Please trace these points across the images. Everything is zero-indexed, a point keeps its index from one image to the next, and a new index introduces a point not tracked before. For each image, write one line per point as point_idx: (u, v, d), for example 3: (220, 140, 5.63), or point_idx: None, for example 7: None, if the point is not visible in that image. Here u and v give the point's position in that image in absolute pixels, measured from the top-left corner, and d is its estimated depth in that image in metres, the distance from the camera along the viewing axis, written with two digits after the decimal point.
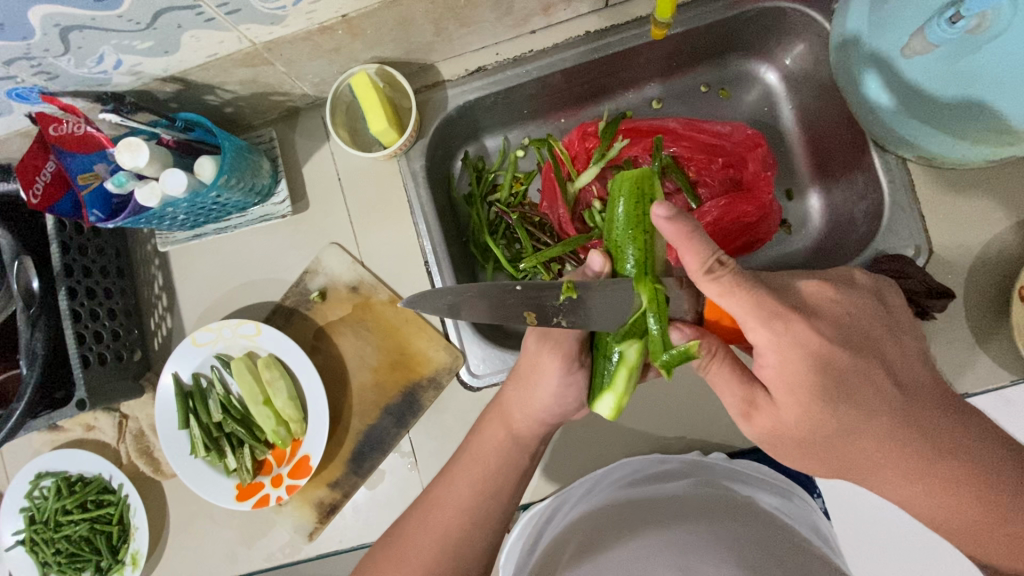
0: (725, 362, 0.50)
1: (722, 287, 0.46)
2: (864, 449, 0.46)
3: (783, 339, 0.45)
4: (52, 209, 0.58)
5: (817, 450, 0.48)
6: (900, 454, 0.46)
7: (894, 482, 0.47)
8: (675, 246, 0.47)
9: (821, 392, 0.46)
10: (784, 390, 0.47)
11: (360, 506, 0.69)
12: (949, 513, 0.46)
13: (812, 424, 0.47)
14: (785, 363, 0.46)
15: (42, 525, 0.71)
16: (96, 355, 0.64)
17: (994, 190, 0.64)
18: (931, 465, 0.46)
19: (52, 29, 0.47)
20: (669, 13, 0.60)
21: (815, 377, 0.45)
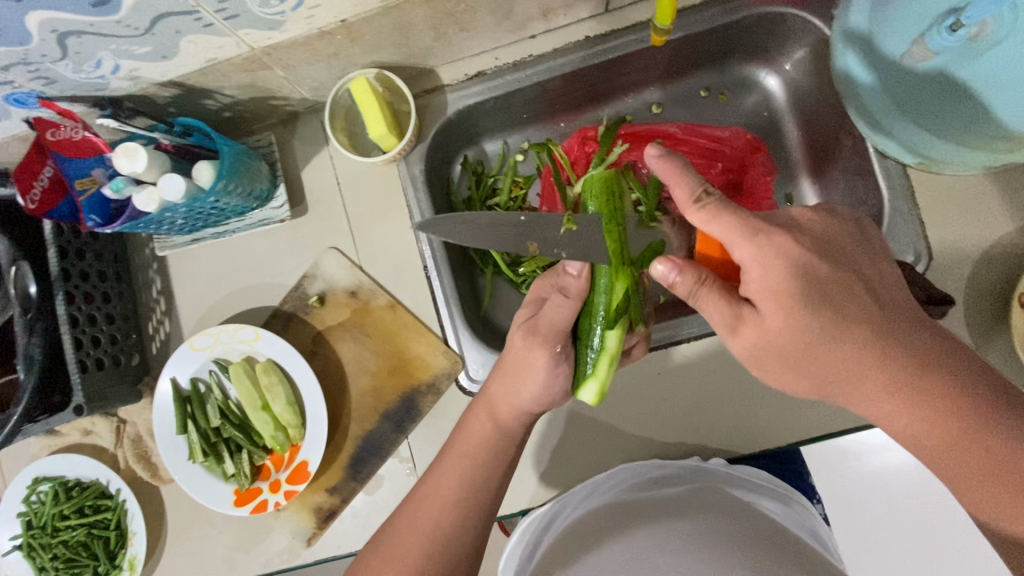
0: (713, 286, 0.48)
1: (709, 213, 0.46)
2: (843, 360, 0.44)
3: (766, 252, 0.45)
4: (50, 214, 0.57)
5: (796, 361, 0.46)
6: (882, 373, 0.43)
7: (874, 401, 0.44)
8: (668, 180, 0.50)
9: (801, 299, 0.44)
10: (768, 298, 0.45)
11: (359, 511, 0.69)
12: (933, 446, 0.42)
13: (795, 333, 0.45)
14: (767, 272, 0.45)
15: (39, 530, 0.70)
16: (93, 360, 0.64)
17: (996, 195, 0.64)
18: (914, 384, 0.42)
19: (50, 35, 0.47)
20: (668, 20, 0.59)
21: (794, 283, 0.44)
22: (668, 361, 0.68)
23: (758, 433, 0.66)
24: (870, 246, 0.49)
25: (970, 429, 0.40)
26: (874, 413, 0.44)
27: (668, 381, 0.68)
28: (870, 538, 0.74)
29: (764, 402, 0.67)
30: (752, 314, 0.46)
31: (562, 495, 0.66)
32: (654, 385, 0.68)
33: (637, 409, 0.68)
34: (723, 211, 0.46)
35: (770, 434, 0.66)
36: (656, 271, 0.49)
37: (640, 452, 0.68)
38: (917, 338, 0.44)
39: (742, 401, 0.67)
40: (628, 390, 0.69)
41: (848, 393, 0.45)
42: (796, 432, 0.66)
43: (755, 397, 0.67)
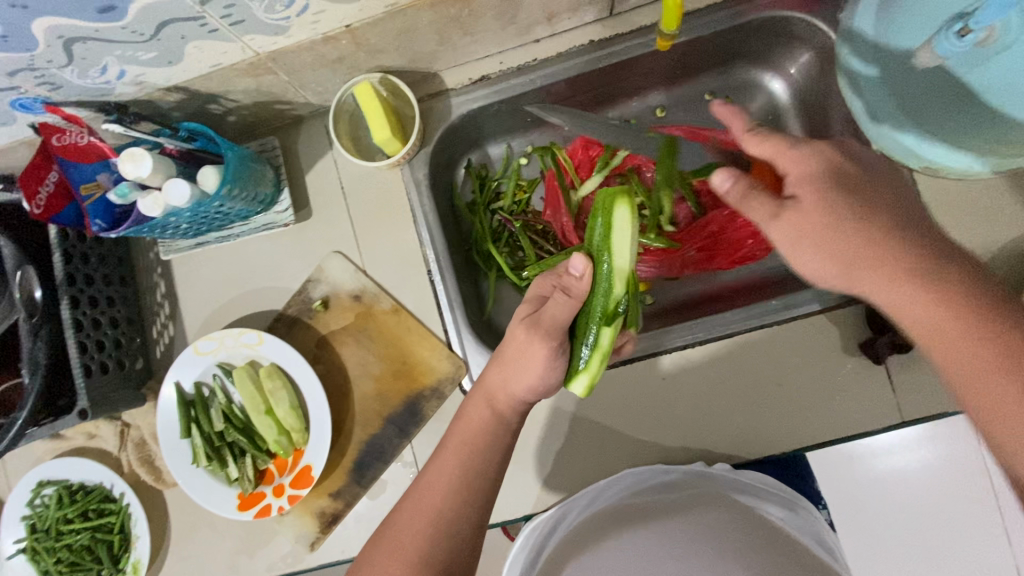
0: (757, 188, 0.50)
1: (760, 139, 0.53)
2: (869, 245, 0.45)
3: (805, 152, 0.49)
4: (54, 219, 0.58)
5: (823, 241, 0.47)
6: (903, 262, 0.44)
7: (891, 285, 0.44)
8: (726, 120, 0.57)
9: (835, 195, 0.47)
10: (806, 182, 0.48)
11: (362, 516, 0.69)
12: (941, 331, 0.42)
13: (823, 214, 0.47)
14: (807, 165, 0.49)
15: (43, 534, 0.70)
16: (98, 364, 0.64)
17: (1003, 198, 0.63)
18: (930, 274, 0.44)
19: (56, 41, 0.47)
20: (674, 25, 0.58)
21: (830, 180, 0.48)
22: (668, 368, 0.68)
23: (762, 438, 0.66)
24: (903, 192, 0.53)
25: (978, 317, 0.41)
26: (890, 299, 0.45)
27: (672, 386, 0.68)
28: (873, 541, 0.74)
29: (769, 406, 0.66)
30: (789, 202, 0.48)
31: (565, 500, 0.64)
32: (658, 390, 0.68)
33: (640, 414, 0.68)
34: (772, 135, 0.52)
35: (775, 439, 0.66)
36: (711, 180, 0.51)
37: (644, 457, 0.68)
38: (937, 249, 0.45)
39: (747, 405, 0.66)
40: (631, 394, 0.68)
41: (866, 285, 0.46)
42: (802, 437, 0.65)
43: (760, 402, 0.66)
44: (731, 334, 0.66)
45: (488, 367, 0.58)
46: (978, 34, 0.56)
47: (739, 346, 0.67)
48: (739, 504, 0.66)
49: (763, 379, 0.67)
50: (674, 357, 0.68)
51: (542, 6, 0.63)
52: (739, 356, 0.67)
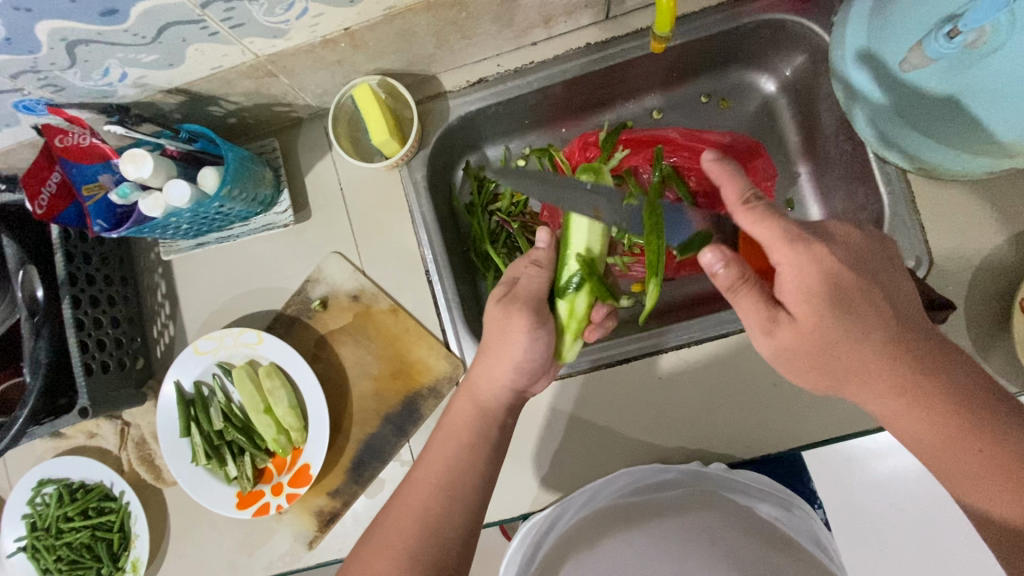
0: (756, 285, 0.48)
1: (757, 214, 0.48)
2: (861, 362, 0.46)
3: (803, 257, 0.46)
4: (56, 219, 0.58)
5: (815, 357, 0.48)
6: (896, 376, 0.45)
7: (882, 397, 0.46)
8: (716, 179, 0.52)
9: (829, 299, 0.46)
10: (802, 300, 0.46)
11: (360, 515, 0.69)
12: (928, 441, 0.44)
13: (815, 332, 0.46)
14: (804, 275, 0.46)
15: (43, 532, 0.71)
16: (99, 363, 0.65)
17: (996, 199, 0.64)
18: (920, 388, 0.44)
19: (59, 43, 0.48)
20: (668, 27, 0.57)
21: (824, 285, 0.46)
22: (663, 367, 0.69)
23: (758, 438, 0.66)
24: (896, 263, 0.50)
25: (968, 435, 0.42)
26: (881, 409, 0.46)
27: (668, 385, 0.68)
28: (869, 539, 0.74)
29: (765, 406, 0.66)
30: (781, 316, 0.48)
31: (563, 499, 0.66)
32: (654, 389, 0.68)
33: (636, 413, 0.68)
34: (769, 217, 0.47)
35: (771, 439, 0.66)
36: (702, 261, 0.49)
37: (640, 456, 0.68)
38: (926, 352, 0.45)
39: (743, 406, 0.67)
40: (628, 392, 0.69)
41: (862, 385, 0.47)
42: (797, 437, 0.66)
43: (756, 402, 0.67)
44: (727, 333, 0.68)
45: (472, 365, 0.61)
46: None
47: (735, 345, 0.67)
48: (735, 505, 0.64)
49: (759, 379, 0.67)
50: (673, 356, 0.69)
51: (539, 9, 0.64)
52: (735, 355, 0.67)
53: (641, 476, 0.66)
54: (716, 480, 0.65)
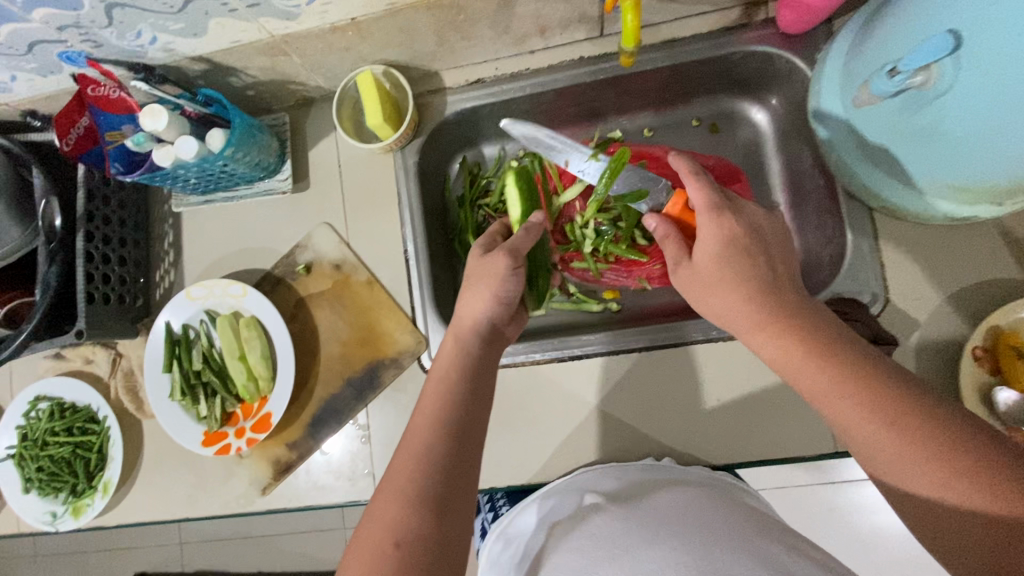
0: (676, 241, 0.61)
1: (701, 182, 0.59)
2: (742, 307, 0.53)
3: (716, 224, 0.56)
4: (81, 158, 0.67)
5: (702, 293, 0.57)
6: (792, 328, 0.50)
7: (758, 339, 0.53)
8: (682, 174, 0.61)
9: (731, 263, 0.54)
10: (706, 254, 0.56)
11: (312, 469, 0.74)
12: (811, 383, 0.48)
13: (721, 303, 0.55)
14: (711, 241, 0.56)
15: (31, 443, 0.78)
16: (101, 294, 0.72)
17: (958, 247, 0.65)
18: (807, 341, 0.49)
19: (99, 4, 0.55)
20: (632, 44, 0.61)
21: (726, 253, 0.55)
22: (614, 371, 0.72)
23: (697, 449, 0.68)
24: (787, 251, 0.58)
25: (849, 379, 0.46)
26: (770, 353, 0.52)
27: (619, 386, 0.71)
28: None
29: (708, 419, 0.68)
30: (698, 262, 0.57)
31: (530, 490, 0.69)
32: (602, 389, 0.71)
33: (583, 411, 0.71)
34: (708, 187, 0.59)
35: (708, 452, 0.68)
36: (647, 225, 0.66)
37: (581, 452, 0.70)
38: (823, 324, 0.51)
39: (686, 416, 0.69)
40: (579, 391, 0.72)
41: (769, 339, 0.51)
42: (733, 454, 0.67)
43: (698, 415, 0.69)
44: (680, 345, 0.71)
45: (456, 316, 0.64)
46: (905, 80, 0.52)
47: (688, 357, 0.70)
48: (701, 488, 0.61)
49: (702, 394, 0.69)
50: (628, 361, 0.71)
51: (534, 19, 0.68)
52: (687, 367, 0.70)
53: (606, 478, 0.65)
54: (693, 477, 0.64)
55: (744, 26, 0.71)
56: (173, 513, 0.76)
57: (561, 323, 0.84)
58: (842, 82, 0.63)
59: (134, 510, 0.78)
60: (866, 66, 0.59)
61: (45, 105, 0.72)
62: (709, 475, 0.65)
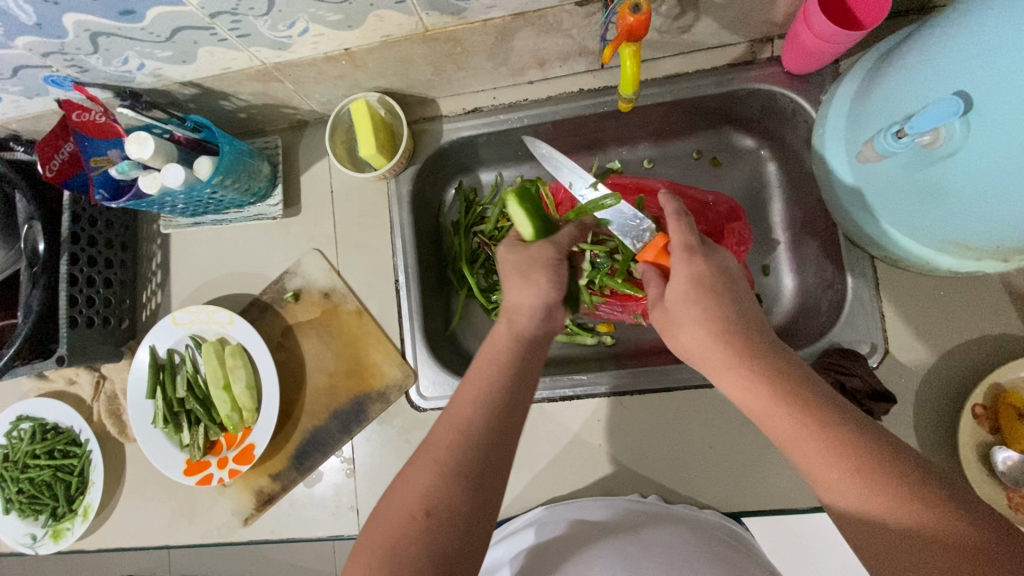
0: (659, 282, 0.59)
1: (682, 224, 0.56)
2: (710, 342, 0.49)
3: (687, 255, 0.53)
4: (64, 184, 0.67)
5: (672, 324, 0.53)
6: (759, 367, 0.47)
7: (725, 377, 0.49)
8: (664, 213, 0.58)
9: (699, 299, 0.51)
10: (676, 284, 0.53)
11: (295, 501, 0.72)
12: (776, 425, 0.45)
13: (691, 338, 0.51)
14: (682, 271, 0.53)
15: (11, 464, 0.77)
16: (85, 318, 0.70)
17: (960, 299, 0.63)
18: (773, 380, 0.46)
19: (84, 33, 0.53)
20: (631, 91, 0.62)
21: (695, 285, 0.51)
22: (604, 412, 0.70)
23: (686, 496, 0.67)
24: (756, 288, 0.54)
25: (812, 421, 0.43)
26: (737, 393, 0.48)
27: (609, 426, 0.70)
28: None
29: (698, 466, 0.67)
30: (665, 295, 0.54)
31: (509, 527, 0.67)
32: (592, 429, 0.70)
33: (572, 451, 0.70)
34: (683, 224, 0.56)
35: (698, 498, 0.67)
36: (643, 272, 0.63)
37: (569, 495, 0.69)
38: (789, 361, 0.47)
39: (677, 461, 0.68)
40: (569, 431, 0.70)
41: (732, 377, 0.48)
42: (723, 502, 0.66)
43: (689, 460, 0.67)
44: (672, 389, 0.69)
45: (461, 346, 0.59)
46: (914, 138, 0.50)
47: (679, 401, 0.69)
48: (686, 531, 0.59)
49: (695, 439, 0.68)
50: (619, 403, 0.70)
51: (533, 52, 0.67)
52: (679, 411, 0.68)
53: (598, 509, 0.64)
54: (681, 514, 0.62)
55: (749, 63, 0.69)
56: (154, 541, 0.75)
57: (553, 355, 0.82)
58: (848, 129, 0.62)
59: (115, 536, 0.76)
60: (873, 117, 0.57)
61: (32, 125, 0.71)
62: (693, 513, 0.63)
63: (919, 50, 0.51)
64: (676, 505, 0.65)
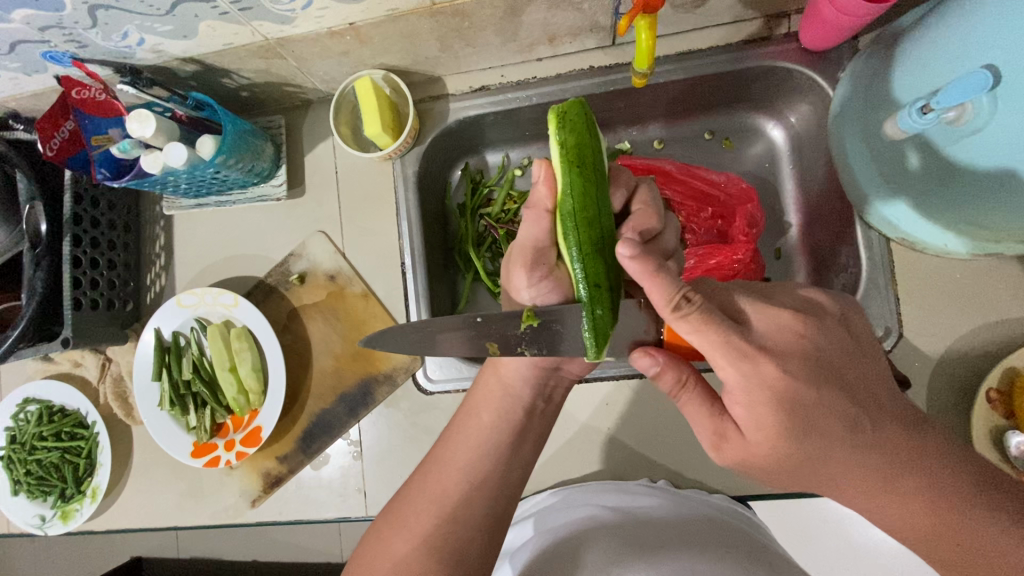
0: (696, 393, 0.49)
1: (693, 323, 0.44)
2: (839, 457, 0.44)
3: (750, 380, 0.44)
4: (67, 162, 0.65)
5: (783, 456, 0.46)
6: (876, 462, 0.44)
7: (842, 492, 0.46)
8: (641, 283, 0.46)
9: (801, 417, 0.44)
10: (756, 429, 0.45)
11: (303, 483, 0.72)
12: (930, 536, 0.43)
13: (775, 450, 0.45)
14: (754, 402, 0.44)
15: (20, 446, 0.77)
16: (89, 300, 0.70)
17: (977, 284, 0.62)
18: (891, 475, 0.44)
19: (81, 6, 0.52)
20: (646, 65, 0.60)
21: (783, 417, 0.44)
22: (614, 397, 0.69)
23: (695, 481, 0.67)
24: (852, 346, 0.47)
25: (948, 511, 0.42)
26: (861, 503, 0.45)
27: (617, 411, 0.69)
28: (823, 544, 0.71)
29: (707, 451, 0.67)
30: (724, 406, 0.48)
31: (522, 510, 0.68)
32: (600, 415, 0.69)
33: (580, 437, 0.69)
34: (706, 323, 0.44)
35: (708, 480, 0.66)
36: (638, 363, 0.51)
37: (577, 478, 0.69)
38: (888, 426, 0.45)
39: (686, 446, 0.67)
40: (578, 416, 0.69)
41: (833, 470, 0.45)
42: (731, 486, 0.66)
43: (698, 444, 0.67)
44: None
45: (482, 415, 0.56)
46: (940, 115, 0.50)
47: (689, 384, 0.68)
48: (698, 514, 0.61)
49: None
50: (628, 387, 0.69)
51: (543, 28, 0.65)
52: None
53: (645, 498, 0.63)
54: (697, 500, 0.63)
55: (765, 39, 0.67)
56: (161, 523, 0.75)
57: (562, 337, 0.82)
58: (866, 104, 0.60)
59: (123, 517, 0.76)
60: (892, 99, 0.57)
61: (30, 103, 0.70)
62: (703, 498, 0.63)
63: (935, 28, 0.51)
64: (686, 490, 0.65)
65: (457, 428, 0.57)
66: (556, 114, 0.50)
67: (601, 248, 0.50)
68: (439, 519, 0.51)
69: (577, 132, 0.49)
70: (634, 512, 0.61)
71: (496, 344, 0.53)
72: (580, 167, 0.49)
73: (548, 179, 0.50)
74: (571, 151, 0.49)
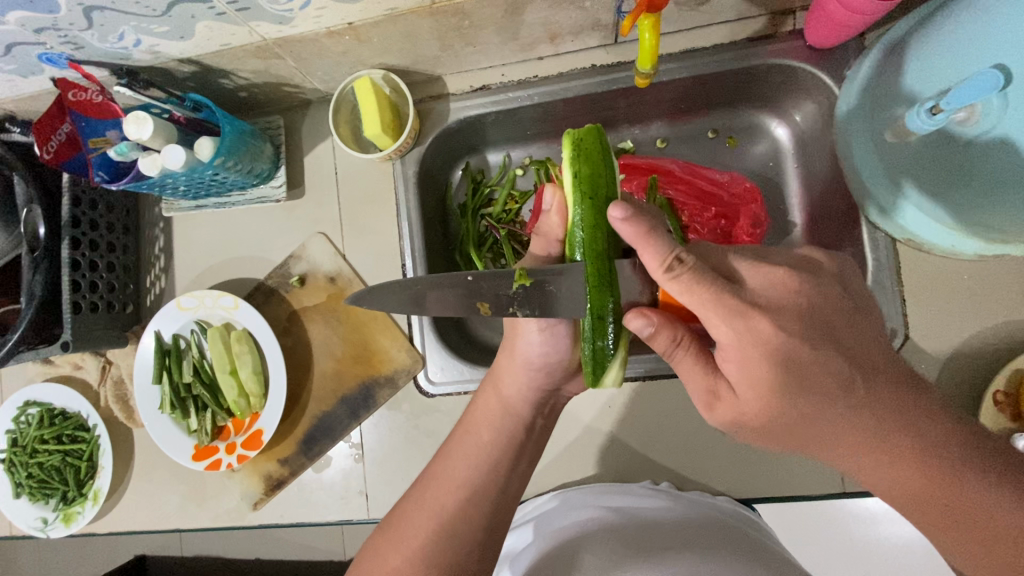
0: (691, 350, 0.48)
1: (683, 285, 0.44)
2: (839, 435, 0.44)
3: (744, 337, 0.43)
4: (63, 166, 0.64)
5: (785, 438, 0.46)
6: (879, 426, 0.43)
7: (848, 463, 0.44)
8: (634, 246, 0.45)
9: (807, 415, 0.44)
10: (747, 386, 0.45)
11: (304, 486, 0.72)
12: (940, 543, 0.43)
13: None
14: (748, 359, 0.43)
15: (21, 449, 0.77)
16: (88, 304, 0.69)
17: (985, 284, 0.62)
18: (918, 470, 0.42)
19: (76, 7, 0.51)
20: (650, 65, 0.59)
21: (776, 373, 0.43)
22: (616, 399, 0.68)
23: (698, 483, 0.66)
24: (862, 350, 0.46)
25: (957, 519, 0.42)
26: (879, 487, 0.43)
27: (619, 413, 0.68)
28: (825, 545, 0.71)
29: (711, 454, 0.66)
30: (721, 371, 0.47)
31: (527, 511, 0.68)
32: (602, 416, 0.68)
33: (582, 439, 0.68)
34: (698, 281, 0.43)
35: (710, 483, 0.66)
36: (632, 326, 0.48)
37: (579, 481, 0.68)
38: (894, 393, 0.44)
39: (689, 448, 0.67)
40: (580, 418, 0.69)
41: (835, 452, 0.44)
42: (734, 488, 0.65)
43: (701, 446, 0.67)
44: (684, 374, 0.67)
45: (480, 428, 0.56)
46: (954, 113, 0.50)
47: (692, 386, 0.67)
48: (704, 516, 0.60)
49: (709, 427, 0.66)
50: (630, 389, 0.68)
51: (545, 26, 0.64)
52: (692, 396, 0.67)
53: (647, 499, 0.63)
54: (703, 502, 0.62)
55: (769, 37, 0.66)
56: (163, 526, 0.75)
57: None
58: (873, 107, 0.59)
59: (125, 520, 0.76)
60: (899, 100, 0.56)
61: (27, 105, 0.70)
62: (708, 501, 0.63)
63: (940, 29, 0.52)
64: (689, 492, 0.65)
65: (462, 433, 0.56)
66: (572, 143, 0.52)
67: (608, 278, 0.49)
68: (440, 524, 0.51)
69: (591, 163, 0.51)
70: (638, 513, 0.61)
71: (487, 303, 0.51)
72: (593, 198, 0.50)
73: (561, 208, 0.53)
74: (585, 180, 0.50)
